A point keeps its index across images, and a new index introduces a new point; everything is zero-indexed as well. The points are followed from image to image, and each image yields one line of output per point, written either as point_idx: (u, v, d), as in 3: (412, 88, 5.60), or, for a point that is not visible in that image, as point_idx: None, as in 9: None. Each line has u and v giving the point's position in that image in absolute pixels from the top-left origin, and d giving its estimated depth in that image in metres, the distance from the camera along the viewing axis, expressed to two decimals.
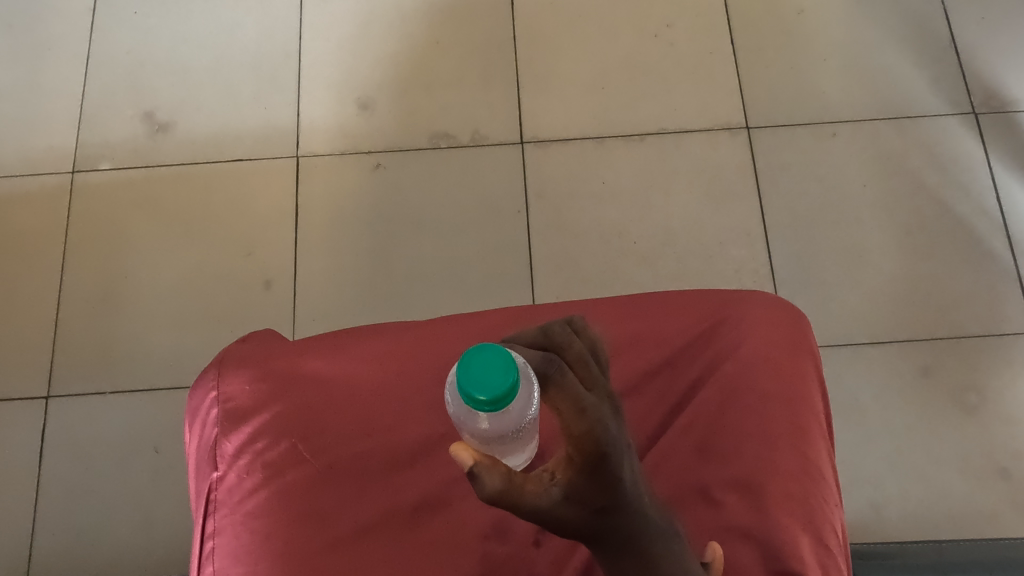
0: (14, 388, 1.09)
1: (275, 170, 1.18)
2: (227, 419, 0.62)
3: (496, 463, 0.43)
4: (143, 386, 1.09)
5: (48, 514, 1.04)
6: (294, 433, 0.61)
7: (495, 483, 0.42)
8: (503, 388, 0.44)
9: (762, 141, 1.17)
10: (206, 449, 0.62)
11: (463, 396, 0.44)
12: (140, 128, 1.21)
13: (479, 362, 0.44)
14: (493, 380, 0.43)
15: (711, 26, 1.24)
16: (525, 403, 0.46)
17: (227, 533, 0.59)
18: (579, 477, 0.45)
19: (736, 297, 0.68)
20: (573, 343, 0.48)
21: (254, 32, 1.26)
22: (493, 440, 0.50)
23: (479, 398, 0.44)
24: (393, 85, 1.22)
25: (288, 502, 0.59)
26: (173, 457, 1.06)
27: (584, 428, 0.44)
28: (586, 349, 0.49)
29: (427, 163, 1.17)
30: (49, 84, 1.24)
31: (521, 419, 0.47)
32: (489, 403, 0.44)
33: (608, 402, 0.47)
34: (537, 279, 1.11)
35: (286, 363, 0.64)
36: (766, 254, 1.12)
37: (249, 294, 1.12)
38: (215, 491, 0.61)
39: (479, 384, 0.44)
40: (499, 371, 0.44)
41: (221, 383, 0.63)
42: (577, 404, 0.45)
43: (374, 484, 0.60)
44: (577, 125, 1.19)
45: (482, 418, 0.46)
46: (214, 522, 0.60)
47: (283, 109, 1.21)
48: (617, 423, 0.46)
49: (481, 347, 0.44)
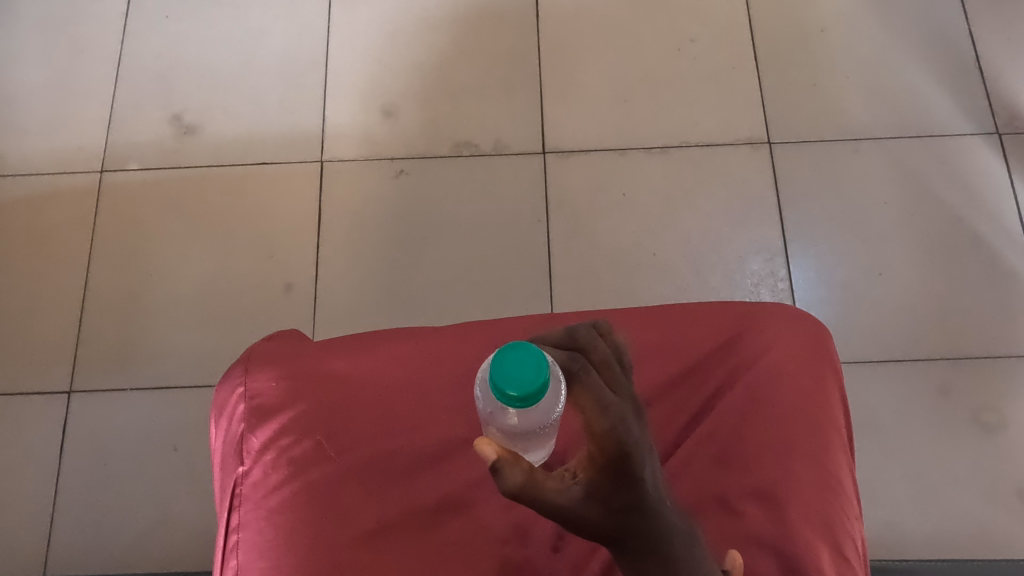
0: (37, 382, 1.11)
1: (299, 173, 1.20)
2: (254, 414, 0.63)
3: (519, 459, 0.45)
4: (163, 384, 1.11)
5: (65, 509, 1.05)
6: (319, 431, 0.61)
7: (517, 478, 0.45)
8: (534, 385, 0.45)
9: (784, 157, 1.18)
10: (232, 444, 0.63)
11: (494, 391, 0.45)
12: (167, 130, 1.23)
13: (512, 358, 0.45)
14: (526, 377, 0.44)
15: (734, 41, 1.24)
16: (553, 401, 0.47)
17: (251, 527, 0.59)
18: (601, 476, 0.47)
19: (758, 309, 0.69)
20: (597, 344, 0.51)
21: (282, 38, 1.28)
22: (520, 437, 0.51)
23: (510, 393, 0.45)
24: (418, 94, 1.23)
25: (312, 499, 0.59)
26: (192, 455, 1.07)
27: (605, 424, 0.47)
28: (609, 352, 0.51)
29: (449, 171, 1.18)
30: (81, 85, 1.26)
31: (547, 415, 0.48)
32: (520, 400, 0.45)
33: (631, 403, 0.49)
34: (556, 288, 1.12)
35: (312, 362, 0.65)
36: (785, 269, 1.12)
37: (270, 296, 1.14)
38: (241, 485, 0.61)
39: (511, 380, 0.45)
40: (532, 367, 0.45)
41: (248, 380, 0.64)
42: (600, 402, 0.48)
43: (395, 485, 0.60)
44: (599, 136, 1.20)
45: (509, 411, 0.47)
46: (238, 517, 0.60)
47: (308, 115, 1.23)
48: (639, 425, 0.48)
49: (514, 344, 0.46)
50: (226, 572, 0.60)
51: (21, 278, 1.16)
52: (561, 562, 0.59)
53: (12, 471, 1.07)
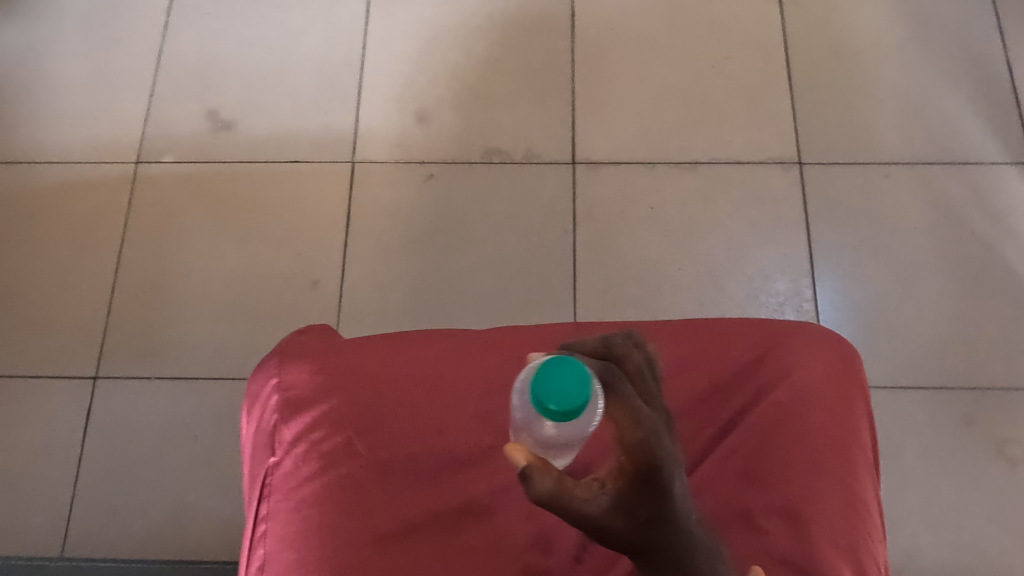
0: (64, 366, 1.13)
1: (330, 173, 1.21)
2: (287, 407, 0.64)
3: (548, 468, 0.46)
4: (187, 374, 1.12)
5: (85, 493, 1.07)
6: (349, 427, 0.62)
7: (545, 486, 0.45)
8: (577, 401, 0.46)
9: (814, 178, 1.17)
10: (264, 435, 0.64)
11: (535, 403, 0.47)
12: (202, 125, 1.25)
13: (557, 374, 0.46)
14: (569, 392, 0.46)
15: (768, 60, 1.25)
16: (592, 416, 0.48)
17: (279, 517, 0.60)
18: (630, 487, 0.47)
19: (789, 328, 0.69)
20: (632, 355, 0.51)
21: (319, 39, 1.29)
22: (553, 447, 0.52)
23: (551, 407, 0.46)
24: (451, 100, 1.24)
25: (339, 492, 0.60)
26: (211, 446, 1.08)
27: (636, 435, 0.47)
28: (643, 363, 0.51)
29: (478, 177, 1.19)
30: (121, 77, 1.28)
31: (583, 430, 0.48)
32: (560, 414, 0.46)
33: (662, 416, 0.49)
34: (579, 299, 1.12)
35: (345, 358, 0.65)
36: (810, 290, 1.12)
37: (296, 293, 1.15)
38: (271, 476, 0.62)
39: (554, 395, 0.46)
40: (575, 384, 0.46)
41: (283, 372, 0.65)
42: (634, 414, 0.47)
43: (422, 485, 0.60)
44: (629, 149, 1.20)
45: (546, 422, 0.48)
46: (267, 507, 0.61)
47: (342, 116, 1.24)
48: (670, 438, 0.48)
49: (560, 359, 0.47)
50: (253, 561, 0.61)
51: (53, 264, 1.18)
52: (583, 573, 0.59)
53: (36, 454, 1.09)
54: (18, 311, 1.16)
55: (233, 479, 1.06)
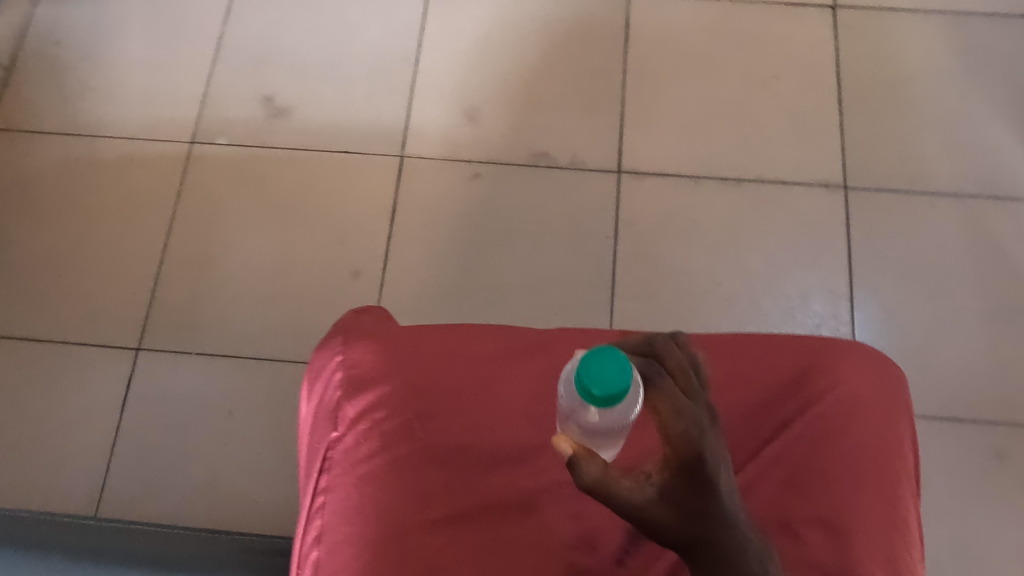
0: (108, 335, 1.16)
1: (379, 165, 1.23)
2: (350, 385, 0.66)
3: (595, 456, 0.50)
4: (226, 352, 1.14)
5: (121, 460, 1.09)
6: (409, 408, 0.64)
7: (592, 473, 0.49)
8: (617, 387, 0.47)
9: (858, 203, 1.18)
10: (327, 409, 0.66)
11: (578, 388, 0.48)
12: (257, 110, 1.28)
13: (599, 361, 0.47)
14: (610, 378, 0.47)
15: (819, 83, 1.25)
16: (631, 404, 0.49)
17: (339, 490, 0.62)
18: (674, 480, 0.50)
19: (838, 346, 0.70)
20: (674, 352, 0.54)
21: (377, 34, 1.32)
22: (598, 436, 0.53)
23: (593, 392, 0.47)
24: (502, 101, 1.26)
25: (398, 470, 0.61)
26: (245, 424, 1.10)
27: (680, 429, 0.51)
28: (686, 360, 0.54)
29: (524, 179, 1.21)
30: (182, 59, 1.32)
31: (625, 417, 0.50)
32: (602, 399, 0.47)
33: (705, 411, 0.52)
34: (616, 306, 1.13)
35: (408, 343, 0.68)
36: (847, 314, 1.12)
37: (337, 280, 1.17)
38: (332, 450, 0.64)
39: (596, 380, 0.47)
40: (616, 371, 0.47)
41: (349, 352, 0.68)
42: (676, 407, 0.52)
43: (475, 472, 0.62)
44: (675, 162, 1.21)
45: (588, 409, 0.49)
46: (327, 480, 0.63)
47: (394, 110, 1.26)
48: (713, 433, 0.52)
49: (601, 347, 0.48)
50: (310, 531, 0.62)
51: (104, 236, 1.21)
52: None
53: (76, 419, 1.12)
54: (67, 278, 1.19)
55: (265, 458, 1.08)
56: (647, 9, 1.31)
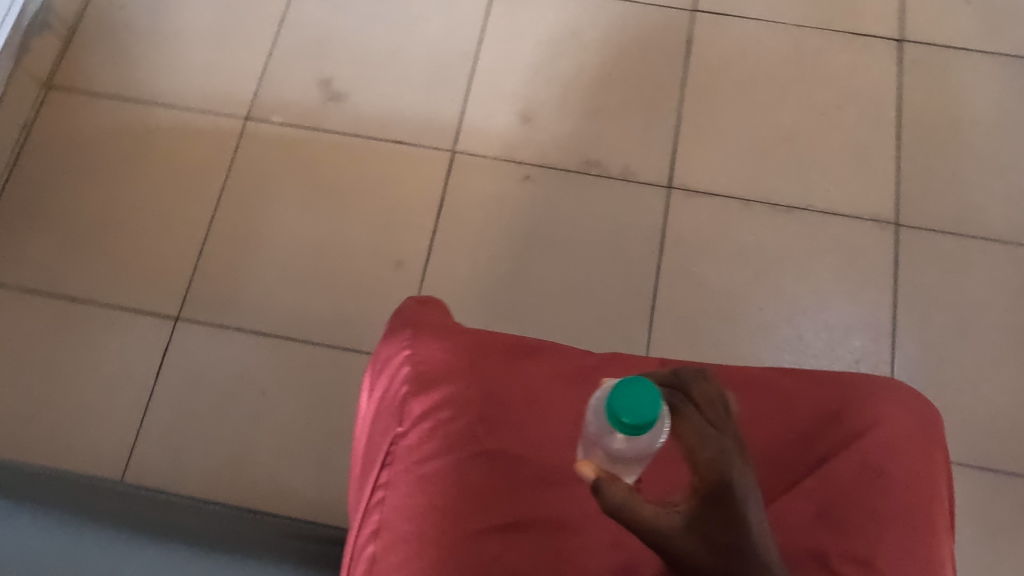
0: (148, 302, 1.17)
1: (430, 159, 1.23)
2: (417, 380, 0.66)
3: (619, 480, 0.53)
4: (264, 330, 1.15)
5: (151, 427, 1.10)
6: (475, 413, 0.64)
7: (617, 496, 0.53)
8: (647, 417, 0.49)
9: (908, 241, 1.17)
10: (393, 403, 0.66)
11: (609, 415, 0.50)
12: (314, 92, 1.28)
13: (630, 390, 0.50)
14: (641, 409, 0.49)
15: (879, 117, 1.24)
16: (657, 434, 0.52)
17: (402, 485, 0.62)
18: (702, 508, 0.53)
19: (883, 383, 0.70)
20: (701, 381, 0.58)
21: (438, 27, 1.31)
22: (622, 463, 0.55)
23: (623, 420, 0.49)
24: (558, 106, 1.26)
25: (463, 471, 0.62)
26: (276, 403, 1.11)
27: (705, 457, 0.54)
28: (713, 389, 0.58)
29: (573, 186, 1.21)
30: (243, 35, 1.32)
31: (651, 446, 0.52)
32: (631, 426, 0.49)
33: (733, 439, 0.55)
34: (655, 322, 1.13)
35: (476, 346, 0.68)
36: (888, 352, 1.11)
37: (379, 270, 1.17)
38: (395, 445, 0.64)
39: (627, 409, 0.49)
40: (647, 401, 0.49)
41: (416, 347, 0.68)
42: (701, 433, 0.55)
43: (533, 487, 0.62)
44: (726, 183, 1.20)
45: (616, 436, 0.52)
46: (388, 475, 0.63)
47: (449, 105, 1.26)
48: (741, 462, 0.54)
49: (631, 378, 0.50)
50: (366, 525, 0.62)
51: (152, 204, 1.22)
52: None
53: (110, 383, 1.13)
54: (113, 243, 1.20)
55: (293, 440, 1.09)
56: (710, 27, 1.30)
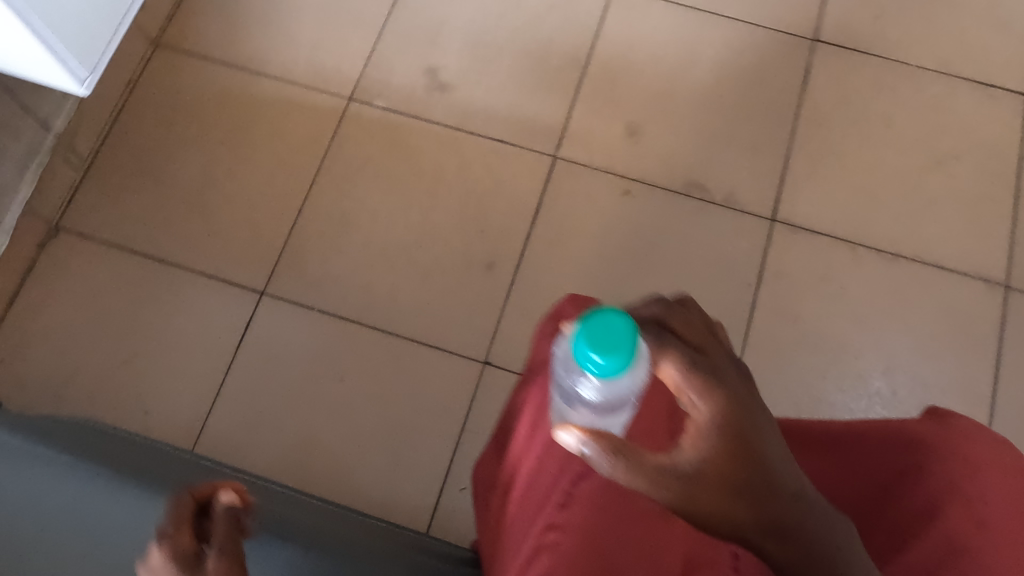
0: (236, 274, 1.16)
1: (531, 162, 1.21)
2: None
3: (611, 440, 0.49)
4: (348, 315, 1.14)
5: (227, 399, 1.10)
6: None
7: (610, 456, 0.49)
8: (620, 351, 0.45)
9: (1018, 306, 1.12)
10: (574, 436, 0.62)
11: (576, 356, 0.46)
12: (420, 80, 1.27)
13: (598, 325, 0.46)
14: (614, 343, 0.45)
15: (999, 173, 1.19)
16: (630, 376, 0.47)
17: (579, 529, 0.58)
18: (707, 446, 0.50)
19: (971, 437, 0.67)
20: (680, 312, 0.52)
21: (552, 27, 1.29)
22: (607, 412, 0.51)
23: (593, 358, 0.45)
24: (666, 123, 1.23)
25: (641, 528, 0.59)
26: (353, 391, 1.10)
27: (705, 396, 0.50)
28: (700, 322, 0.52)
29: (674, 207, 1.18)
30: (355, 13, 1.31)
31: (626, 389, 0.48)
32: (603, 366, 0.45)
33: (740, 377, 0.51)
34: (746, 357, 1.10)
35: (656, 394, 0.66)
36: (985, 418, 1.07)
37: (469, 269, 1.16)
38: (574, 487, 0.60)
39: (597, 344, 0.45)
40: (622, 334, 0.45)
41: None
42: (688, 364, 0.50)
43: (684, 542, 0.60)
44: (832, 223, 1.17)
45: (586, 383, 0.47)
46: (562, 518, 0.59)
47: (555, 109, 1.24)
48: (738, 388, 0.51)
49: (603, 311, 0.46)
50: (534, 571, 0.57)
51: (247, 176, 1.21)
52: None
53: (190, 351, 1.12)
54: (205, 210, 1.20)
55: (368, 431, 1.08)
56: (826, 58, 1.26)
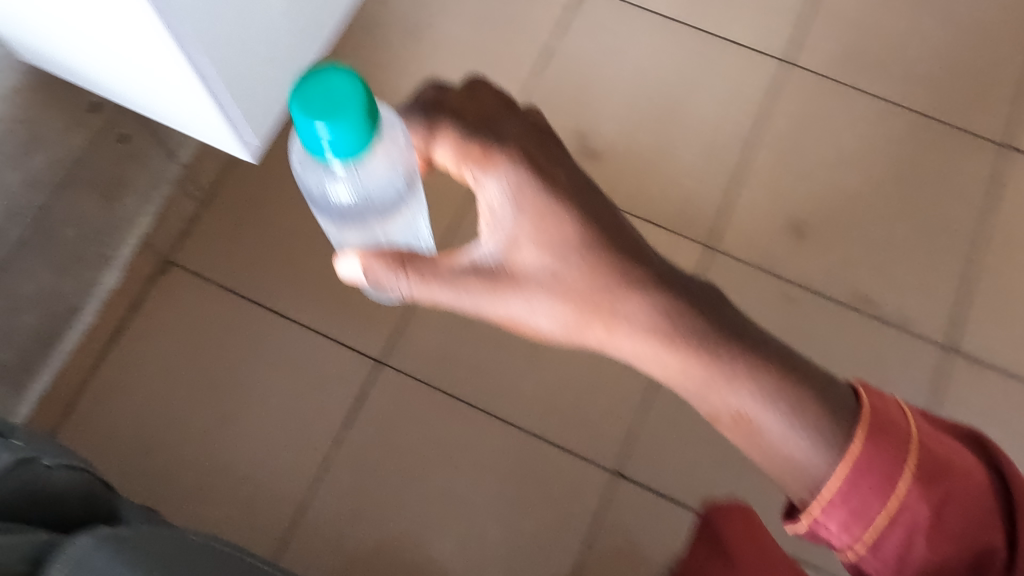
0: (354, 337, 1.07)
1: (683, 250, 1.11)
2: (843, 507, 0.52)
3: (420, 273, 0.63)
4: (471, 399, 1.04)
5: (334, 478, 1.01)
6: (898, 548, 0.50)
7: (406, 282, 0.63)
8: (348, 112, 0.47)
9: None
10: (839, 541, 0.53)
11: (310, 140, 0.48)
12: (568, 141, 1.16)
13: (315, 89, 0.48)
14: (337, 103, 0.47)
15: None
16: (376, 153, 0.53)
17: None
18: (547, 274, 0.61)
19: None
20: (458, 97, 0.61)
21: (715, 100, 1.19)
22: (378, 220, 0.61)
23: (330, 141, 0.48)
24: (833, 223, 1.12)
25: None
26: (471, 486, 1.01)
27: (523, 192, 0.60)
28: (477, 111, 0.61)
29: (836, 321, 1.08)
30: (502, 57, 1.20)
31: (363, 168, 0.53)
32: (333, 147, 0.48)
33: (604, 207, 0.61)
34: None
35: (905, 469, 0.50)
36: None
37: (608, 363, 1.05)
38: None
39: (325, 115, 0.47)
40: (345, 88, 0.48)
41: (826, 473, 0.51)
42: (459, 128, 0.60)
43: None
44: (1010, 359, 1.06)
45: (336, 176, 0.55)
46: None
47: (714, 193, 1.14)
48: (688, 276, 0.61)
49: (327, 71, 0.48)
50: None
51: None
52: None
53: (297, 416, 1.04)
54: (324, 260, 1.11)
55: (485, 533, 0.99)
56: (952, 137, 1.17)
